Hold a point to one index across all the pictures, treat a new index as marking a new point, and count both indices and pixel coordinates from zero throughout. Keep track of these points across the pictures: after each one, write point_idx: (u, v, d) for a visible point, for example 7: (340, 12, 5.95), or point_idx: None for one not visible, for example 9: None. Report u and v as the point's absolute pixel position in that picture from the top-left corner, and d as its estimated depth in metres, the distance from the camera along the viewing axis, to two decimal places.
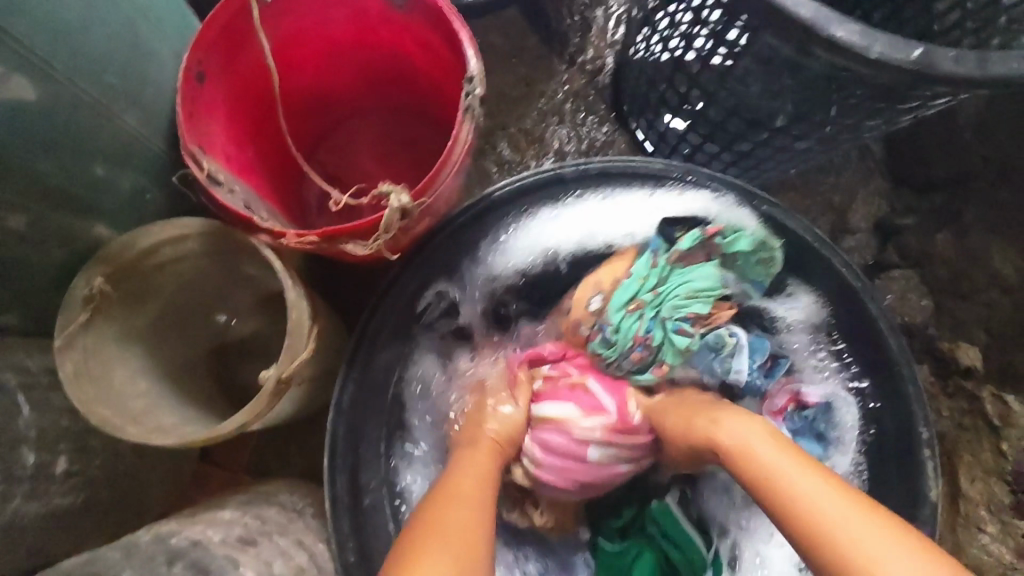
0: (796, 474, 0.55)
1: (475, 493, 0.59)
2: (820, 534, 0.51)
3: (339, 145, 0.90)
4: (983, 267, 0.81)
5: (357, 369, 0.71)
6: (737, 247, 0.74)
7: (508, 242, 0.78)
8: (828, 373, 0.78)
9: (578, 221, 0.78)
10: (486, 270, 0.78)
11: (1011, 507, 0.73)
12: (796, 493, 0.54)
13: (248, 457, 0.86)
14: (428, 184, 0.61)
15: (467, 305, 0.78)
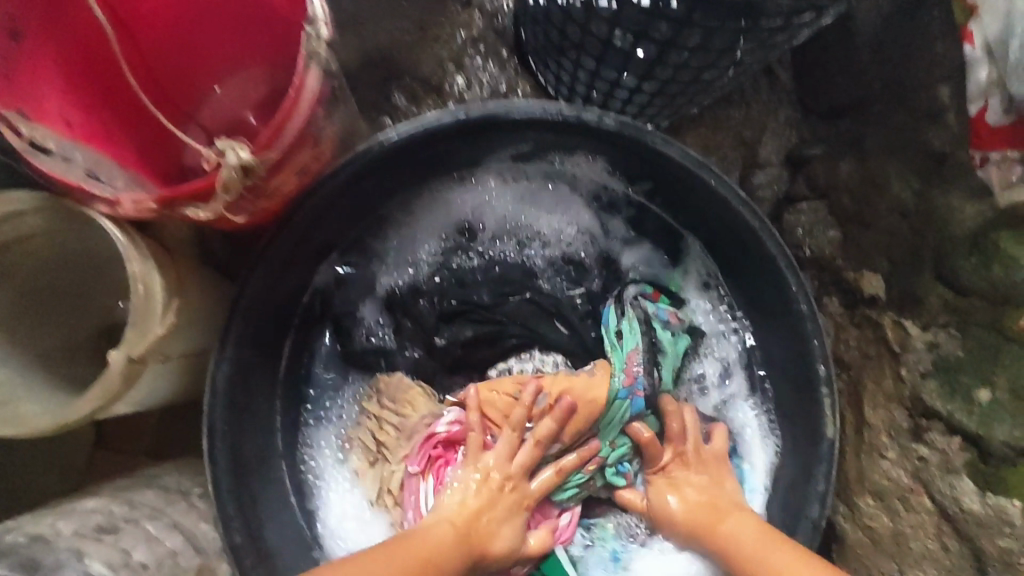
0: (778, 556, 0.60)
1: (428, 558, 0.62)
2: None
3: (223, 104, 0.82)
4: (884, 192, 0.77)
5: (232, 345, 0.68)
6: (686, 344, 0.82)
7: (412, 222, 0.82)
8: (731, 336, 0.82)
9: (481, 194, 0.82)
10: (397, 243, 0.82)
11: (908, 430, 0.73)
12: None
13: (148, 441, 0.83)
14: (274, 135, 0.56)
15: (383, 279, 0.82)
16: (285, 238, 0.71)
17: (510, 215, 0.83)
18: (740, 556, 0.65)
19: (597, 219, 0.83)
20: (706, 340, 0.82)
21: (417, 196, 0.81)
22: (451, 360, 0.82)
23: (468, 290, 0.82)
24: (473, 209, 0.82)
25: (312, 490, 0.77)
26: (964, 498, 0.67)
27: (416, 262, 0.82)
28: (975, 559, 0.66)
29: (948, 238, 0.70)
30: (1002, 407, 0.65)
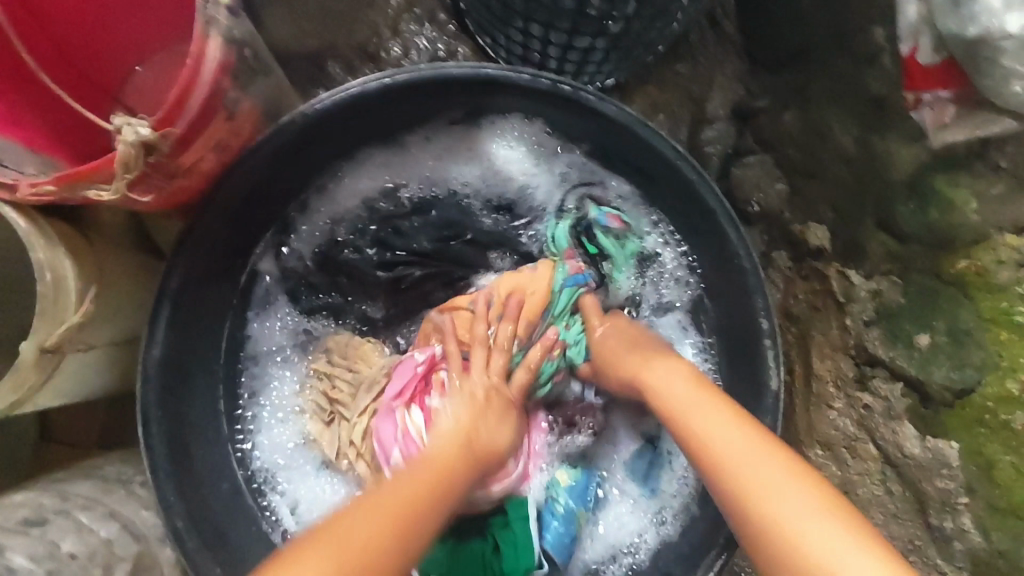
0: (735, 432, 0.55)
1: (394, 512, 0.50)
2: (738, 495, 0.51)
3: (147, 90, 0.76)
4: (827, 141, 0.75)
5: (163, 329, 0.67)
6: (630, 246, 0.80)
7: (342, 191, 0.80)
8: (673, 275, 0.81)
9: (416, 160, 0.80)
10: (330, 214, 0.80)
11: (854, 379, 0.73)
12: (722, 448, 0.54)
13: (99, 430, 0.80)
14: (175, 109, 0.54)
15: (305, 247, 0.80)
16: (210, 219, 0.68)
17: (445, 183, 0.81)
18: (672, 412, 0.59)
19: (544, 172, 0.81)
20: (648, 264, 0.81)
21: (349, 162, 0.78)
22: (402, 305, 0.82)
23: (411, 238, 0.81)
24: (408, 175, 0.81)
25: (260, 460, 0.76)
26: (906, 444, 0.67)
27: (358, 223, 0.81)
28: (917, 501, 0.67)
29: (888, 186, 0.69)
30: (940, 351, 0.65)
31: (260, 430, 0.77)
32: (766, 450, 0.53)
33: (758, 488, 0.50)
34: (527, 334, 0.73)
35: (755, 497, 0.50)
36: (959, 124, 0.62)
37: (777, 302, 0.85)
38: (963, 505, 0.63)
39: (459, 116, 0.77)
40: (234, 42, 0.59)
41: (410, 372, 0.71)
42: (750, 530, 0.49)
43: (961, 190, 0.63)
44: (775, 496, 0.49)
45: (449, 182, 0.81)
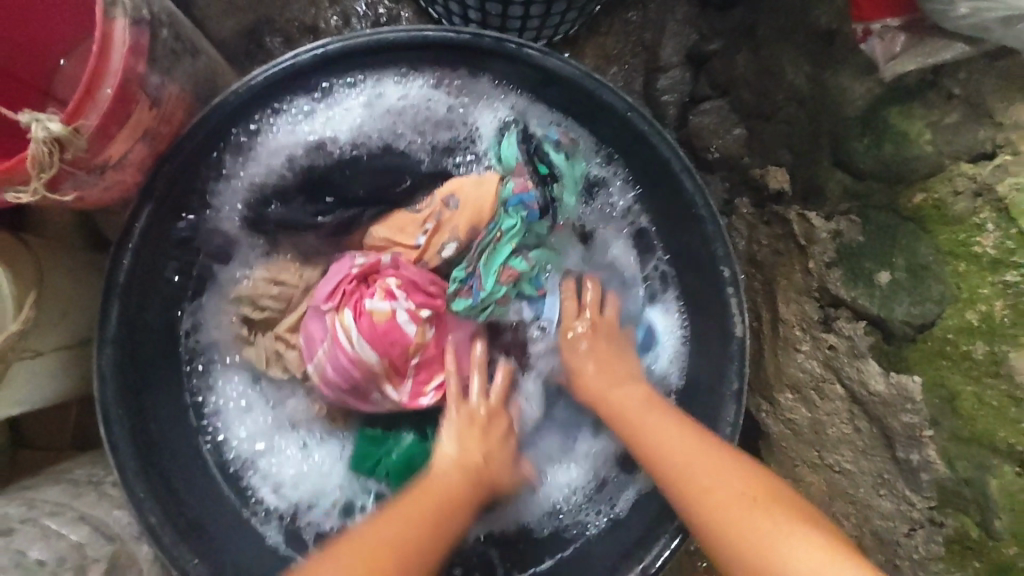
0: (683, 443, 0.62)
1: (435, 529, 0.58)
2: (675, 482, 0.59)
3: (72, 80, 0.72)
4: (780, 81, 0.73)
5: (114, 328, 0.66)
6: (578, 166, 0.74)
7: (263, 147, 0.72)
8: (631, 220, 0.78)
9: (347, 108, 0.73)
10: (251, 171, 0.73)
11: (818, 321, 0.72)
12: (659, 444, 0.62)
13: (73, 431, 0.80)
14: (87, 100, 0.52)
15: (231, 196, 0.73)
16: (150, 214, 0.67)
17: (381, 132, 0.74)
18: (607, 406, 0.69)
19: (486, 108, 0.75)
20: (597, 194, 0.78)
21: (275, 115, 0.71)
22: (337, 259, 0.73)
23: (343, 186, 0.73)
24: (339, 126, 0.73)
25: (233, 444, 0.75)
26: (870, 380, 0.68)
27: (282, 182, 0.73)
28: (884, 436, 0.68)
29: (841, 121, 0.67)
30: (900, 288, 0.64)
31: (227, 415, 0.75)
32: (690, 439, 0.62)
33: (695, 482, 0.58)
34: (467, 234, 0.70)
35: (684, 479, 0.59)
36: (909, 54, 0.62)
37: (742, 250, 0.83)
38: (927, 438, 0.64)
39: (398, 68, 0.72)
40: (144, 22, 0.56)
41: (344, 272, 0.69)
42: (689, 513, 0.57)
43: (914, 122, 0.63)
44: (708, 488, 0.57)
45: (384, 130, 0.74)
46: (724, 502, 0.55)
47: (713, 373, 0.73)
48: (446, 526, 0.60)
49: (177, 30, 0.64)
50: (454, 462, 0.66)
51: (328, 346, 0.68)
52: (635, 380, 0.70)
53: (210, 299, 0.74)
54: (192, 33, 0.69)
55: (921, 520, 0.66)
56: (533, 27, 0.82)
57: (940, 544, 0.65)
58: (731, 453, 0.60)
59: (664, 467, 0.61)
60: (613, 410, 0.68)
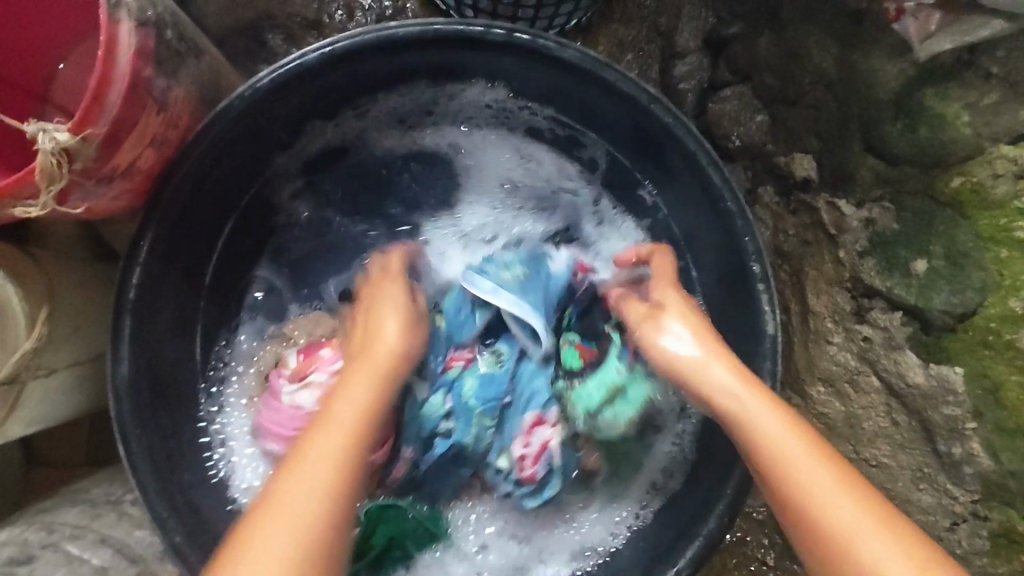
0: (820, 471, 0.50)
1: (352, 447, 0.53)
2: (803, 508, 0.49)
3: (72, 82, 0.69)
4: (806, 63, 0.70)
5: (128, 343, 0.64)
6: None
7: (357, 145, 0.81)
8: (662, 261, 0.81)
9: (505, 146, 0.83)
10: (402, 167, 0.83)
11: (851, 312, 0.70)
12: (795, 474, 0.50)
13: (86, 448, 0.78)
14: (95, 106, 0.50)
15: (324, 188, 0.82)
16: (159, 221, 0.64)
17: (522, 176, 0.83)
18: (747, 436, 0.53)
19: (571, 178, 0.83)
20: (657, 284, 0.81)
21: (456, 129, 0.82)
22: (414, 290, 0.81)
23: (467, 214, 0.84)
24: (499, 160, 0.83)
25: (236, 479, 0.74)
26: (909, 373, 0.65)
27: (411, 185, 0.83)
28: (924, 430, 0.66)
29: (873, 104, 0.64)
30: (939, 276, 0.62)
31: (235, 438, 0.75)
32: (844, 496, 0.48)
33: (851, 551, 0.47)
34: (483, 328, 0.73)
35: (829, 546, 0.48)
36: (945, 32, 0.58)
37: (766, 241, 0.81)
38: (971, 430, 0.62)
39: (530, 113, 0.79)
40: (150, 23, 0.54)
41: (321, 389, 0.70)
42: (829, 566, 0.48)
43: (950, 103, 0.60)
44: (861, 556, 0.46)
45: (526, 174, 0.83)
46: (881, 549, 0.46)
47: (746, 369, 0.71)
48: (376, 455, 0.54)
49: (180, 29, 0.61)
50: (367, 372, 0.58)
51: (266, 412, 0.72)
52: (828, 478, 0.49)
53: (244, 329, 0.79)
54: (195, 33, 0.66)
55: (963, 514, 0.65)
56: (545, 16, 0.79)
57: (985, 538, 0.64)
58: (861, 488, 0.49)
59: (795, 502, 0.50)
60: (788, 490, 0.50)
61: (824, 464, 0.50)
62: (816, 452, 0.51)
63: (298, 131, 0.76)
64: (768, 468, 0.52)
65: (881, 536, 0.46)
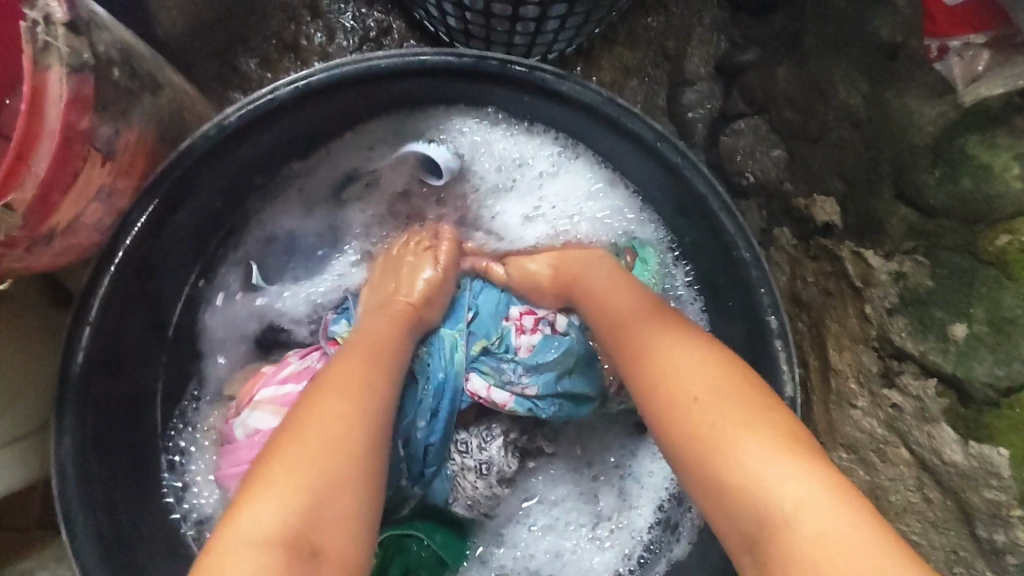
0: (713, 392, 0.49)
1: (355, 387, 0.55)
2: (701, 433, 0.48)
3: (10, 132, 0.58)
4: (828, 98, 0.64)
5: (72, 414, 0.57)
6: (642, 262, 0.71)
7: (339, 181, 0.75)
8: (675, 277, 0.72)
9: (511, 140, 0.72)
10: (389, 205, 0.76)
11: (878, 374, 0.63)
12: (696, 395, 0.49)
13: (39, 511, 0.72)
14: (18, 160, 0.44)
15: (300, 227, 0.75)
16: (114, 276, 0.58)
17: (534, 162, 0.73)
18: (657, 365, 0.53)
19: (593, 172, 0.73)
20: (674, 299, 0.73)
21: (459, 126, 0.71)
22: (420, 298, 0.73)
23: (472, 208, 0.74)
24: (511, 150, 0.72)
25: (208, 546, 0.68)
26: (945, 449, 0.58)
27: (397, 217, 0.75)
28: (961, 511, 0.59)
29: (906, 149, 0.57)
30: (981, 343, 0.55)
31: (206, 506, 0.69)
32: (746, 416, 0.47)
33: (739, 469, 0.45)
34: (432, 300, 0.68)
35: (717, 459, 0.46)
36: (994, 74, 0.52)
37: (783, 287, 0.75)
38: (1017, 519, 0.55)
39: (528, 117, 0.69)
40: (89, 66, 0.47)
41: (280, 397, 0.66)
42: (722, 491, 0.46)
43: (998, 153, 0.52)
44: (749, 473, 0.45)
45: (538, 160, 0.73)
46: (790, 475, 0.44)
47: None
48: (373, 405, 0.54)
49: (132, 64, 0.55)
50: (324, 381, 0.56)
51: (227, 459, 0.67)
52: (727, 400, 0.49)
53: (205, 378, 0.72)
54: (153, 64, 0.60)
55: None
56: (543, 42, 0.73)
57: None
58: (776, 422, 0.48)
59: (693, 423, 0.49)
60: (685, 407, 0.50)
61: (731, 390, 0.49)
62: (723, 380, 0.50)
63: (273, 166, 0.69)
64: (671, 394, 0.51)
65: (799, 473, 0.44)
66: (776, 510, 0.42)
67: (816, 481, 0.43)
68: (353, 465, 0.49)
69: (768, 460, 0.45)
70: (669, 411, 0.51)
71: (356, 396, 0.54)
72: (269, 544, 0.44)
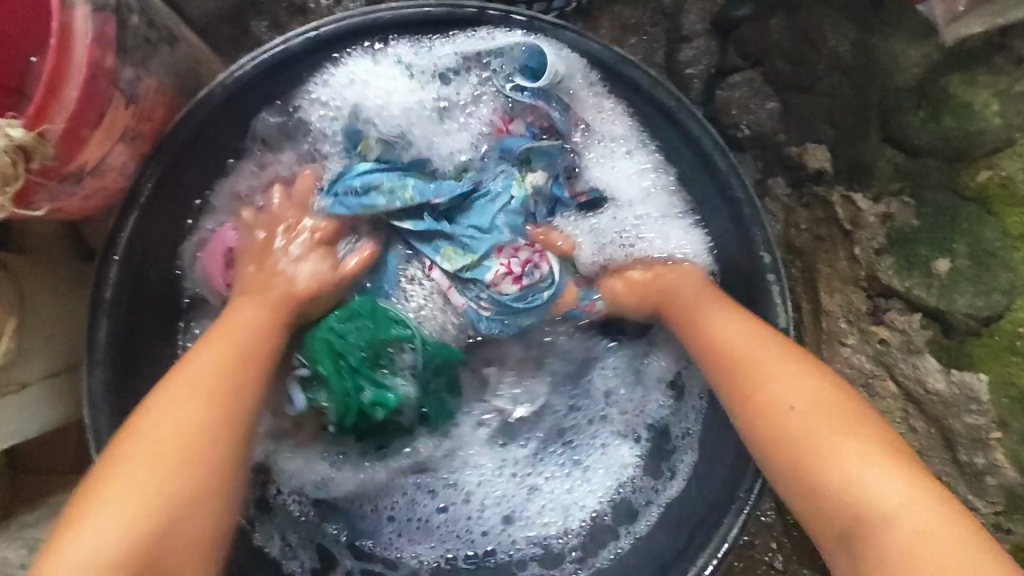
0: (799, 382, 0.54)
1: (243, 352, 0.57)
2: (767, 416, 0.54)
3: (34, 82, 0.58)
4: (819, 47, 0.65)
5: (104, 350, 0.62)
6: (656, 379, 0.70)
7: None
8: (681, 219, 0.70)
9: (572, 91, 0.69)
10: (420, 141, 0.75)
11: (866, 313, 0.66)
12: (770, 390, 0.55)
13: (76, 454, 0.77)
14: (50, 97, 0.47)
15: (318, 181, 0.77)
16: (139, 217, 0.62)
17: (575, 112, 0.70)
18: (718, 357, 0.60)
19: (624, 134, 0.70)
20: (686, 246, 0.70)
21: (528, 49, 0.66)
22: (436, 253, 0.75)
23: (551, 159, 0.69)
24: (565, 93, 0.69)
25: None
26: (928, 378, 0.62)
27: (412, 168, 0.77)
28: (944, 438, 0.62)
29: (892, 92, 0.60)
30: (963, 276, 0.58)
31: None
32: (823, 402, 0.53)
33: (817, 456, 0.50)
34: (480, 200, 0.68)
35: (790, 452, 0.52)
36: (976, 14, 0.53)
37: (777, 235, 0.77)
38: (995, 441, 0.58)
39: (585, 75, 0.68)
40: (110, 11, 0.50)
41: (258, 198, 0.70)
42: (794, 472, 0.51)
43: (977, 91, 0.55)
44: (831, 453, 0.50)
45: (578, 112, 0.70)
46: (864, 464, 0.48)
47: None
48: (241, 389, 0.56)
49: (151, 17, 0.58)
50: (262, 307, 0.61)
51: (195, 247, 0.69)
52: (806, 382, 0.54)
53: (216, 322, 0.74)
54: (170, 20, 0.63)
55: (985, 526, 0.61)
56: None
57: (1007, 552, 0.60)
58: (850, 406, 0.52)
59: (761, 416, 0.55)
60: (756, 403, 0.55)
61: (806, 378, 0.55)
62: (794, 371, 0.55)
63: None
64: (739, 377, 0.57)
65: (873, 461, 0.49)
66: (872, 513, 0.47)
67: (875, 462, 0.48)
68: (201, 441, 0.52)
69: (856, 452, 0.49)
70: (741, 407, 0.56)
71: (241, 357, 0.57)
72: (161, 450, 0.50)
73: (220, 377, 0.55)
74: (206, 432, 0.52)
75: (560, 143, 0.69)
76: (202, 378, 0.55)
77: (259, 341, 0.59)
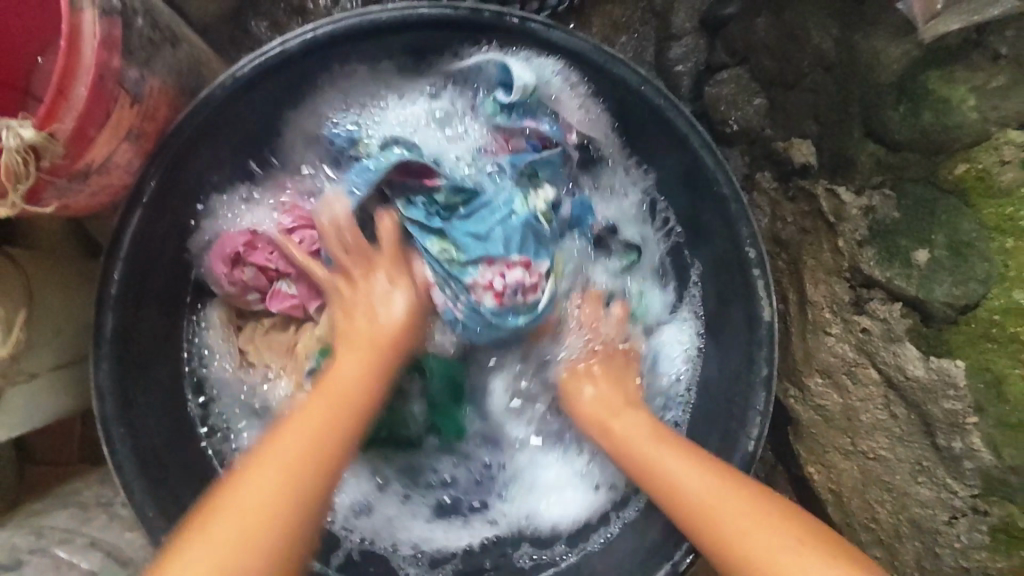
0: (710, 481, 0.58)
1: (317, 433, 0.55)
2: (693, 518, 0.57)
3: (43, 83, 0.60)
4: (805, 45, 0.67)
5: (109, 342, 0.65)
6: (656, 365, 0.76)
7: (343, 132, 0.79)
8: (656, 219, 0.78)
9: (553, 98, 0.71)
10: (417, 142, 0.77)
11: (849, 303, 0.68)
12: (690, 489, 0.58)
13: (80, 444, 0.80)
14: (59, 97, 0.49)
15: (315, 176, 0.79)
16: (143, 216, 0.64)
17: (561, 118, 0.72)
18: (642, 457, 0.62)
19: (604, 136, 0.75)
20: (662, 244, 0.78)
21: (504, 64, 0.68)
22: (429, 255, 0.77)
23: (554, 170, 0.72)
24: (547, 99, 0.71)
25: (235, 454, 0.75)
26: (908, 366, 0.64)
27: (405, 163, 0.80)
28: (923, 423, 0.64)
29: (873, 89, 0.62)
30: (941, 267, 0.60)
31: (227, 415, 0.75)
32: (727, 497, 0.56)
33: (740, 551, 0.54)
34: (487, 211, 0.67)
35: (721, 548, 0.55)
36: (953, 11, 0.55)
37: (764, 228, 0.79)
38: (972, 425, 0.60)
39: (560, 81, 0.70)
40: (115, 12, 0.52)
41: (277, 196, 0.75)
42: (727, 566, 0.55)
43: (956, 87, 0.57)
44: (749, 550, 0.53)
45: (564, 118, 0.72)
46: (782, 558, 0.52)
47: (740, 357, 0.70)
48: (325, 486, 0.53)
49: (154, 16, 0.59)
50: (361, 366, 0.61)
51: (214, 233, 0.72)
52: (718, 479, 0.58)
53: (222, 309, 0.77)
54: (170, 19, 0.64)
55: (963, 508, 0.63)
56: None
57: (984, 532, 0.62)
58: (764, 499, 0.56)
59: (686, 517, 0.57)
60: (682, 503, 0.58)
61: (712, 476, 0.58)
62: (702, 473, 0.59)
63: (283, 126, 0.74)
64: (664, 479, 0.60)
65: (796, 550, 0.52)
66: None
67: (792, 548, 0.52)
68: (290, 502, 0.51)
69: (777, 542, 0.53)
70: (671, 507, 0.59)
71: (320, 444, 0.55)
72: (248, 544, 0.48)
73: (304, 483, 0.52)
74: (297, 497, 0.51)
75: (560, 150, 0.72)
76: (284, 464, 0.52)
77: (333, 426, 0.57)
